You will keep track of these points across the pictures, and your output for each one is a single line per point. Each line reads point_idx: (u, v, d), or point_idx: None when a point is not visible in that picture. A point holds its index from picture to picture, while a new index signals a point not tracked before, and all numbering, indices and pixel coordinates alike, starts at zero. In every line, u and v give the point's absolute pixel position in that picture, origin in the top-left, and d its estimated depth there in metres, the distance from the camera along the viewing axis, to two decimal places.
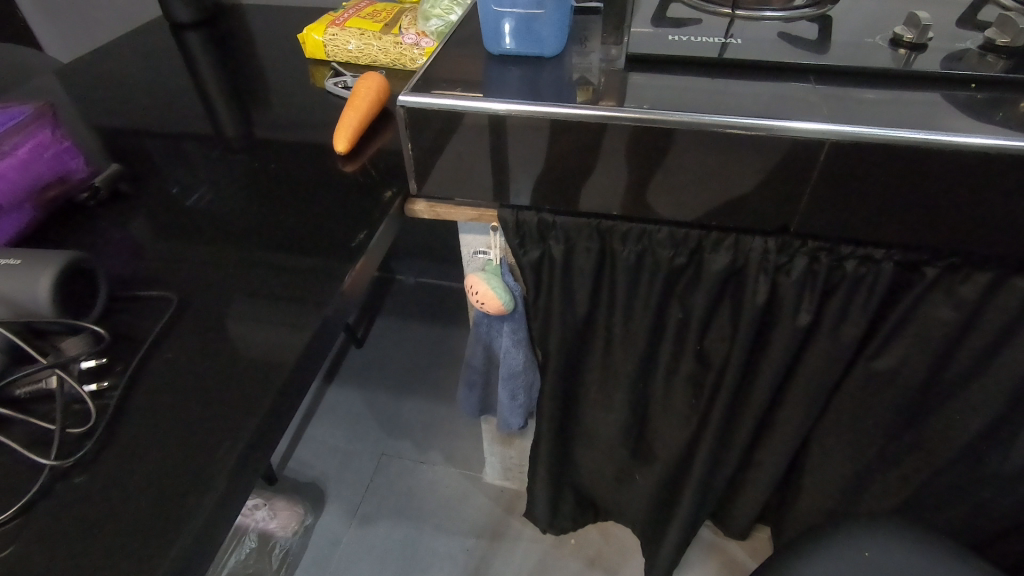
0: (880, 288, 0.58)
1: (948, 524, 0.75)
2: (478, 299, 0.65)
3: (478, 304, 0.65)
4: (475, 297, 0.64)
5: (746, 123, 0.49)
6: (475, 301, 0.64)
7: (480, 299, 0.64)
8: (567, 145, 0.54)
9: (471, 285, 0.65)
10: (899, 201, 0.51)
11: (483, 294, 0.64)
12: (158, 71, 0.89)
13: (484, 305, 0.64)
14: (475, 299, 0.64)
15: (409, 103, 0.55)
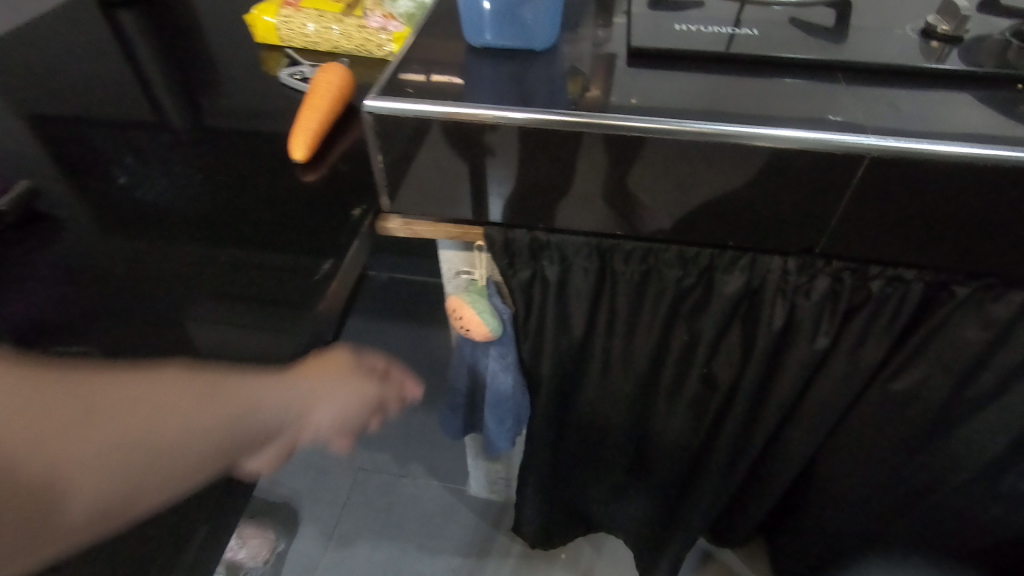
0: (908, 308, 0.53)
1: (954, 540, 0.72)
2: (461, 324, 0.58)
3: (461, 328, 0.58)
4: (458, 321, 0.57)
5: (772, 136, 0.43)
6: (458, 326, 0.58)
7: (464, 322, 0.57)
8: (566, 157, 0.47)
9: (454, 309, 0.58)
10: (937, 220, 0.46)
11: (467, 318, 0.57)
12: (84, 56, 0.78)
13: (469, 330, 0.58)
14: (458, 323, 0.57)
15: (378, 109, 0.47)
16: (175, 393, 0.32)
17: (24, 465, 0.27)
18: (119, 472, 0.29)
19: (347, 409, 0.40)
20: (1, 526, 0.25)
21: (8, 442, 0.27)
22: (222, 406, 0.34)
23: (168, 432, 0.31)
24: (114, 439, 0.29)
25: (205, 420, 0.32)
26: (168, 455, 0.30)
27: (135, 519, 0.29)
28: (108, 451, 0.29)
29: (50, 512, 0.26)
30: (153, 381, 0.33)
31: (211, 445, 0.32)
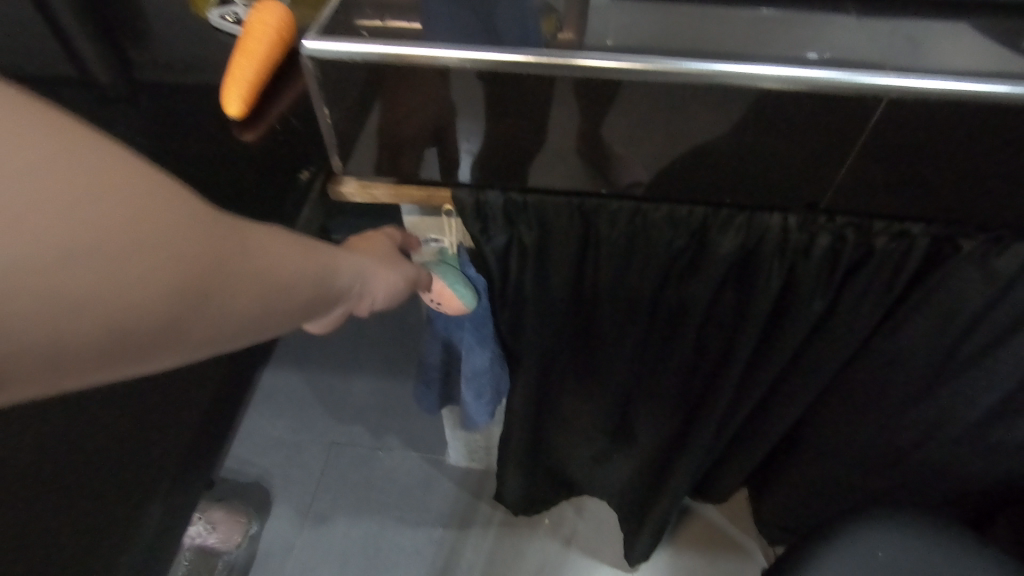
0: (911, 265, 0.49)
1: (938, 491, 0.72)
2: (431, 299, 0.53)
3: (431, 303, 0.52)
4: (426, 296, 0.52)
5: (779, 76, 0.38)
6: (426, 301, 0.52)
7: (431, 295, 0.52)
8: (543, 107, 0.41)
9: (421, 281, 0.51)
10: (953, 167, 0.42)
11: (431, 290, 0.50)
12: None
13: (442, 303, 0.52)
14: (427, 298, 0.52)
15: (318, 52, 0.39)
16: (306, 243, 0.29)
17: (186, 272, 0.22)
18: (267, 305, 0.26)
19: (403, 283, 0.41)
20: (155, 331, 0.21)
21: (168, 242, 0.21)
22: (335, 262, 0.32)
23: (307, 278, 0.28)
24: (256, 268, 0.25)
25: (330, 276, 0.31)
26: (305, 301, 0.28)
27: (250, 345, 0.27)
28: (261, 274, 0.25)
29: (193, 325, 0.22)
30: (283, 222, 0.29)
31: (327, 304, 0.31)
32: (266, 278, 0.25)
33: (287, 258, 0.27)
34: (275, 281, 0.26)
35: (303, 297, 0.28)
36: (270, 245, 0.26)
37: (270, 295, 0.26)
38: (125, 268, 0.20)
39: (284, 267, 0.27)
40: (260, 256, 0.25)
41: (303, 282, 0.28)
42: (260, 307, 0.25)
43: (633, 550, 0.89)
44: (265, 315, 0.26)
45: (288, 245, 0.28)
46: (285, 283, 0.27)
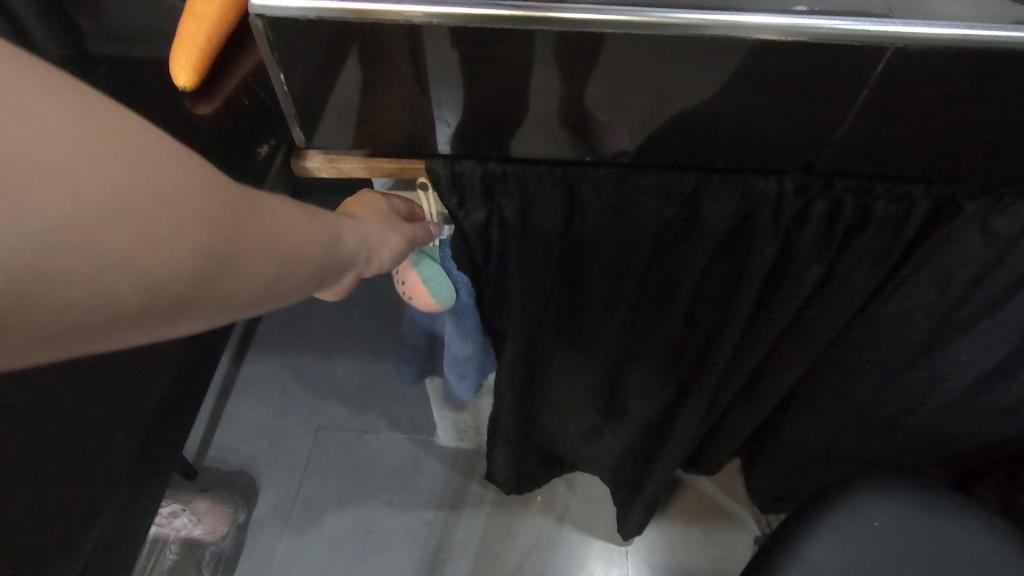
0: (911, 228, 0.47)
1: (930, 455, 0.72)
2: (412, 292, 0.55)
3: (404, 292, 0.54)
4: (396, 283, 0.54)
5: (776, 25, 0.35)
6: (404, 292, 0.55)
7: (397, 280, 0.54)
8: (523, 65, 0.37)
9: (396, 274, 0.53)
10: (956, 121, 0.39)
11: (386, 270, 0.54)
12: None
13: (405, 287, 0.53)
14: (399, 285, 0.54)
15: (272, 9, 0.35)
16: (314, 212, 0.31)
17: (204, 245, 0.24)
18: (280, 267, 0.28)
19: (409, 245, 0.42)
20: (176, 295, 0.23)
21: (189, 213, 0.23)
22: (341, 230, 0.34)
23: (314, 244, 0.30)
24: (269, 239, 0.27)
25: (337, 244, 0.33)
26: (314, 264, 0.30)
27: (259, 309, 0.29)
28: (273, 239, 0.27)
29: (207, 289, 0.25)
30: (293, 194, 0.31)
31: (335, 270, 0.33)
32: (278, 243, 0.28)
33: (296, 225, 0.29)
34: (287, 246, 0.28)
35: (312, 261, 0.30)
36: (282, 214, 0.28)
37: (283, 258, 0.28)
38: (154, 228, 0.22)
39: (295, 234, 0.29)
40: (274, 223, 0.28)
41: (312, 250, 0.30)
42: (274, 270, 0.28)
43: (626, 524, 0.89)
44: (277, 280, 0.28)
45: (296, 213, 0.30)
46: (295, 249, 0.29)
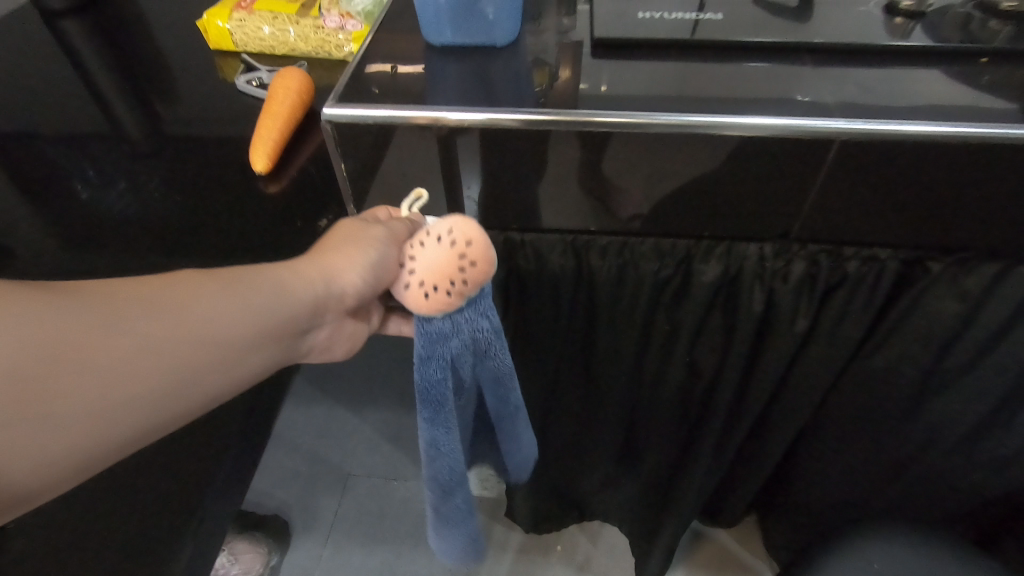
0: (883, 287, 0.53)
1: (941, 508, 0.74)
2: (472, 261, 0.35)
3: (446, 250, 0.36)
4: (434, 278, 0.36)
5: (740, 124, 0.43)
6: (457, 270, 0.36)
7: (436, 306, 0.37)
8: (538, 154, 0.46)
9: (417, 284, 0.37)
10: (908, 198, 0.46)
11: (414, 307, 0.38)
12: (24, 66, 0.74)
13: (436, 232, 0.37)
14: (444, 281, 0.36)
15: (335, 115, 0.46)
16: (203, 295, 0.30)
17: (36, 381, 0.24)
18: (154, 368, 0.27)
19: (382, 269, 0.38)
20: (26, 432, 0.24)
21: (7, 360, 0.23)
22: (247, 304, 0.31)
23: (200, 333, 0.29)
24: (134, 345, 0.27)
25: (234, 324, 0.30)
26: (197, 356, 0.29)
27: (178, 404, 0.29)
28: (119, 361, 0.26)
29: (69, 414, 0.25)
30: (176, 278, 0.30)
31: (243, 353, 0.31)
32: (130, 363, 0.26)
33: (164, 328, 0.28)
34: (149, 352, 0.27)
35: (194, 358, 0.28)
36: (143, 323, 0.27)
37: (139, 375, 0.27)
38: None
39: (161, 338, 0.27)
40: (126, 340, 0.26)
41: (187, 346, 0.28)
42: (131, 391, 0.26)
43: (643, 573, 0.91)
44: (166, 378, 0.28)
45: (171, 309, 0.28)
46: (161, 355, 0.27)
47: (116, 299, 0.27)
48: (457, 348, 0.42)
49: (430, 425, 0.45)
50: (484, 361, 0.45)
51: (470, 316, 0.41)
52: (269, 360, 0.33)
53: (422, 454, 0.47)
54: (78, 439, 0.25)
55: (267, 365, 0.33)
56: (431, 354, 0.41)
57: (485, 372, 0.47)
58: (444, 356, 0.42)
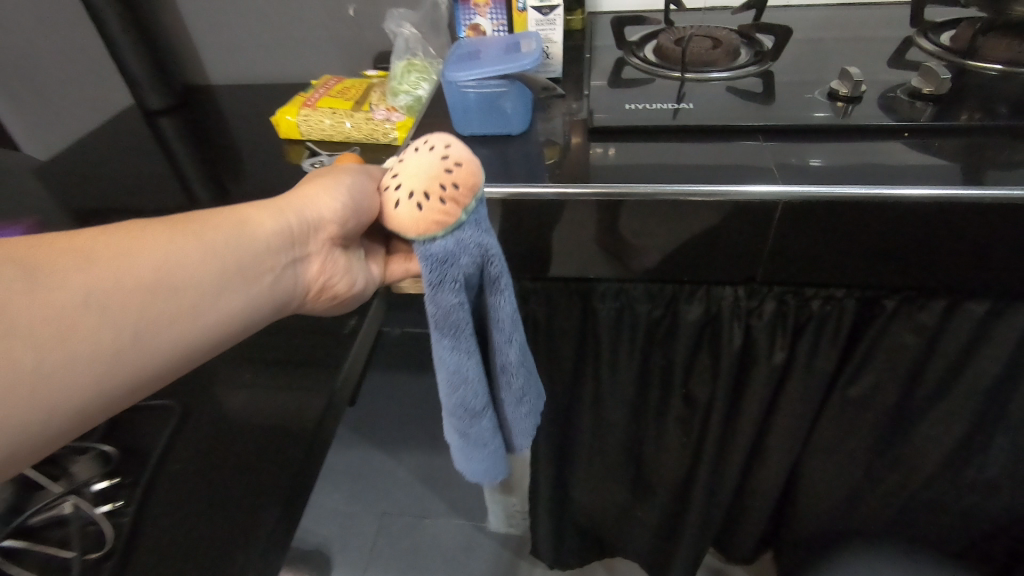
0: (846, 323, 0.62)
1: (935, 529, 0.80)
2: (456, 162, 0.39)
3: (430, 157, 0.39)
4: (424, 184, 0.38)
5: (701, 192, 0.54)
6: (445, 172, 0.38)
7: (435, 213, 0.38)
8: (546, 219, 0.58)
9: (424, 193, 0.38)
10: (851, 246, 0.56)
11: (410, 226, 0.39)
12: (127, 158, 0.89)
13: (419, 148, 0.40)
14: (435, 187, 0.38)
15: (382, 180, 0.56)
16: (138, 243, 0.35)
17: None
18: (99, 316, 0.32)
19: (359, 191, 0.44)
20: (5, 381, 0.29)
21: None
22: (187, 248, 0.36)
23: (136, 282, 0.34)
24: (74, 299, 0.31)
25: (176, 266, 0.36)
26: (139, 303, 0.34)
27: (133, 344, 0.34)
28: (50, 314, 0.31)
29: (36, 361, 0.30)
30: (113, 233, 0.35)
31: (190, 293, 0.36)
32: (61, 311, 0.31)
33: (94, 278, 0.32)
34: (90, 304, 0.32)
35: (134, 300, 0.34)
36: (71, 275, 0.32)
37: (77, 321, 0.31)
38: None
39: (94, 289, 0.32)
40: (57, 291, 0.31)
41: (126, 288, 0.33)
42: (75, 339, 0.31)
43: None
44: (113, 323, 0.33)
45: (104, 261, 0.33)
46: (98, 301, 0.32)
47: (42, 263, 0.31)
48: (467, 267, 0.40)
49: (451, 351, 0.43)
50: (493, 287, 0.43)
51: (471, 233, 0.40)
52: (229, 298, 0.38)
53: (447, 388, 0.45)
54: (53, 386, 0.31)
55: (230, 304, 0.38)
56: (442, 280, 0.40)
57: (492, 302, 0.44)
58: (456, 280, 0.40)
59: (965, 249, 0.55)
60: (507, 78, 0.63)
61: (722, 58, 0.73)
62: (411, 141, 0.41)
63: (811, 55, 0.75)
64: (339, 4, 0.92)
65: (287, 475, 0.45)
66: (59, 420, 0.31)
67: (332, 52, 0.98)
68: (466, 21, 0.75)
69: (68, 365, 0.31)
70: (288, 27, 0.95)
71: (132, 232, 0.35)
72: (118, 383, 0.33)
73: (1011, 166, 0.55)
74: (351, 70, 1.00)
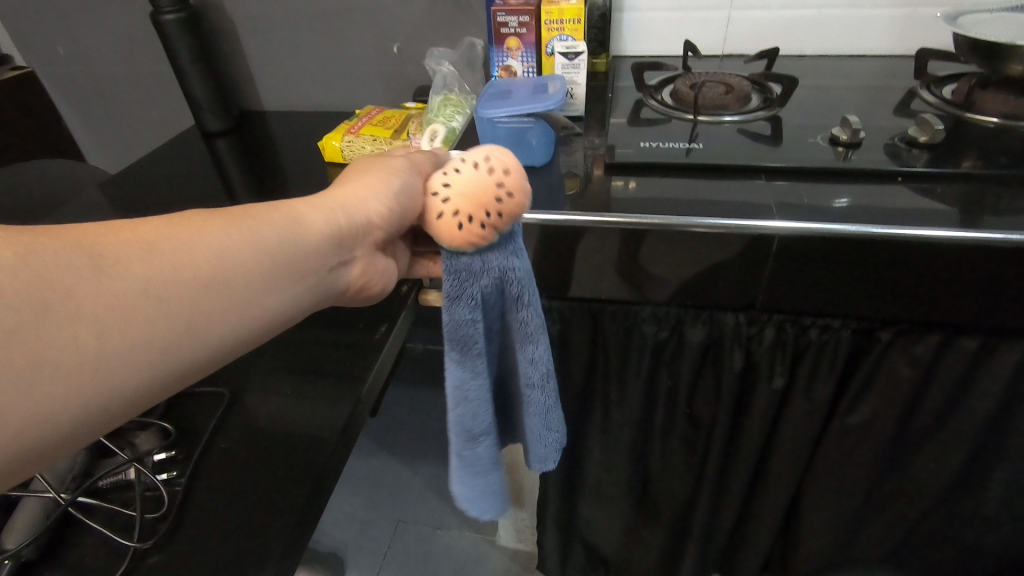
0: (842, 352, 0.65)
1: (934, 557, 0.84)
2: (507, 192, 0.40)
3: (483, 179, 0.40)
4: (469, 207, 0.40)
5: (706, 224, 0.59)
6: (494, 201, 0.39)
7: (470, 237, 0.40)
8: (563, 243, 0.64)
9: (469, 213, 0.40)
10: (847, 279, 0.60)
11: (444, 238, 0.41)
12: (184, 173, 0.98)
13: (476, 165, 0.40)
14: (480, 211, 0.40)
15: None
16: (197, 237, 0.36)
17: (59, 320, 0.30)
18: (156, 309, 0.33)
19: (406, 196, 0.44)
20: (65, 366, 0.30)
21: (30, 305, 0.29)
22: (241, 243, 0.38)
23: (190, 278, 0.35)
24: (135, 289, 0.33)
25: (231, 261, 0.37)
26: (193, 297, 0.35)
27: (187, 337, 0.35)
28: (112, 302, 0.32)
29: (96, 347, 0.31)
30: (174, 225, 0.36)
31: (241, 288, 0.38)
32: (123, 299, 0.32)
33: (155, 269, 0.34)
34: (148, 296, 0.33)
35: (190, 293, 0.35)
36: (134, 265, 0.33)
37: (136, 311, 0.33)
38: (12, 336, 0.28)
39: (153, 281, 0.33)
40: (121, 280, 0.32)
41: (184, 281, 0.35)
42: (134, 329, 0.32)
43: None
44: (167, 316, 0.34)
45: (165, 253, 0.34)
46: (157, 292, 0.33)
47: (105, 252, 0.32)
48: (485, 287, 0.43)
49: (457, 364, 0.46)
50: (514, 306, 0.45)
51: (500, 252, 0.43)
52: (274, 296, 0.40)
53: (449, 399, 0.48)
54: (112, 373, 0.32)
55: (275, 302, 0.40)
56: (459, 293, 0.43)
57: (513, 319, 0.46)
58: (472, 297, 0.43)
59: (955, 286, 0.58)
60: (533, 116, 0.70)
61: (733, 103, 0.79)
62: (471, 150, 0.41)
63: (818, 102, 0.80)
64: (384, 42, 1.01)
65: (321, 462, 0.51)
66: (113, 406, 0.33)
67: (375, 85, 1.06)
68: (500, 62, 0.83)
69: (126, 353, 0.32)
70: (336, 61, 1.05)
71: (192, 224, 0.37)
72: (167, 373, 0.35)
73: (1005, 211, 0.59)
74: (392, 101, 1.08)
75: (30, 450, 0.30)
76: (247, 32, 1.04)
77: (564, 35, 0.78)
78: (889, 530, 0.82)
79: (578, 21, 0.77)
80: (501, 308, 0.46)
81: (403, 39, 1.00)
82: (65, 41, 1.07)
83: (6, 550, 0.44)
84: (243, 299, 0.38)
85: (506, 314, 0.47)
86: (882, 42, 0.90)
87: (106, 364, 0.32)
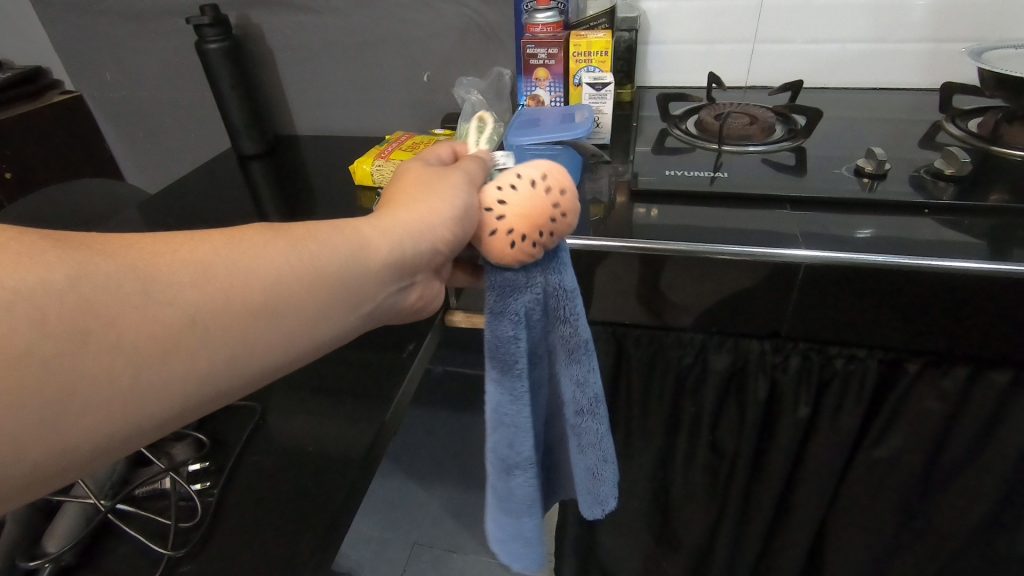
0: (869, 384, 0.65)
1: None
2: (562, 212, 0.41)
3: (541, 200, 0.41)
4: (525, 228, 0.41)
5: (731, 250, 0.60)
6: (549, 221, 0.41)
7: (520, 255, 0.42)
8: (588, 267, 0.64)
9: (525, 234, 0.41)
10: (874, 308, 0.60)
11: (495, 255, 0.42)
12: (220, 194, 1.02)
13: (534, 187, 0.41)
14: (534, 231, 0.41)
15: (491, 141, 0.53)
16: (256, 262, 0.35)
17: (99, 349, 0.29)
18: (202, 339, 0.32)
19: (467, 219, 0.43)
20: (99, 397, 0.29)
21: (75, 335, 0.28)
22: (301, 270, 0.37)
23: (237, 307, 0.34)
24: (182, 318, 0.32)
25: (285, 289, 0.36)
26: (238, 328, 0.34)
27: (226, 368, 0.34)
28: (155, 331, 0.31)
29: (134, 377, 0.30)
30: (236, 245, 0.35)
31: (292, 318, 0.36)
32: (166, 328, 0.31)
33: (205, 296, 0.33)
34: (191, 324, 0.32)
35: (237, 322, 0.34)
36: (184, 292, 0.32)
37: (180, 340, 0.32)
38: (52, 363, 0.28)
39: (201, 309, 0.32)
40: (168, 308, 0.31)
41: (232, 309, 0.34)
42: (173, 358, 0.32)
43: None
44: (208, 347, 0.33)
45: (220, 278, 0.33)
46: (203, 321, 0.32)
47: (157, 278, 0.31)
48: (527, 303, 0.44)
49: (497, 384, 0.47)
50: (556, 322, 0.46)
51: (544, 268, 0.44)
52: (325, 325, 0.39)
53: (489, 420, 0.49)
54: (147, 405, 0.31)
55: (325, 331, 0.39)
56: (501, 308, 0.44)
57: (556, 339, 0.47)
58: (515, 312, 0.44)
59: (988, 318, 0.58)
60: (562, 143, 0.72)
61: (757, 134, 0.80)
62: (527, 168, 0.42)
63: (842, 134, 0.81)
64: (416, 72, 1.04)
65: (349, 478, 0.52)
66: (146, 435, 0.32)
67: (405, 112, 1.10)
68: (528, 91, 0.86)
69: (164, 383, 0.32)
70: (368, 89, 1.08)
71: (247, 248, 0.35)
72: (200, 403, 0.34)
73: None
74: (421, 128, 1.11)
75: (56, 471, 0.30)
76: (285, 61, 1.08)
77: (591, 66, 0.81)
78: (920, 568, 0.80)
79: (605, 54, 0.80)
80: (543, 329, 0.47)
81: (435, 69, 1.03)
82: (114, 68, 1.13)
83: (47, 553, 0.46)
84: (288, 330, 0.36)
85: (551, 332, 0.47)
86: (906, 76, 0.91)
87: (141, 394, 0.31)
